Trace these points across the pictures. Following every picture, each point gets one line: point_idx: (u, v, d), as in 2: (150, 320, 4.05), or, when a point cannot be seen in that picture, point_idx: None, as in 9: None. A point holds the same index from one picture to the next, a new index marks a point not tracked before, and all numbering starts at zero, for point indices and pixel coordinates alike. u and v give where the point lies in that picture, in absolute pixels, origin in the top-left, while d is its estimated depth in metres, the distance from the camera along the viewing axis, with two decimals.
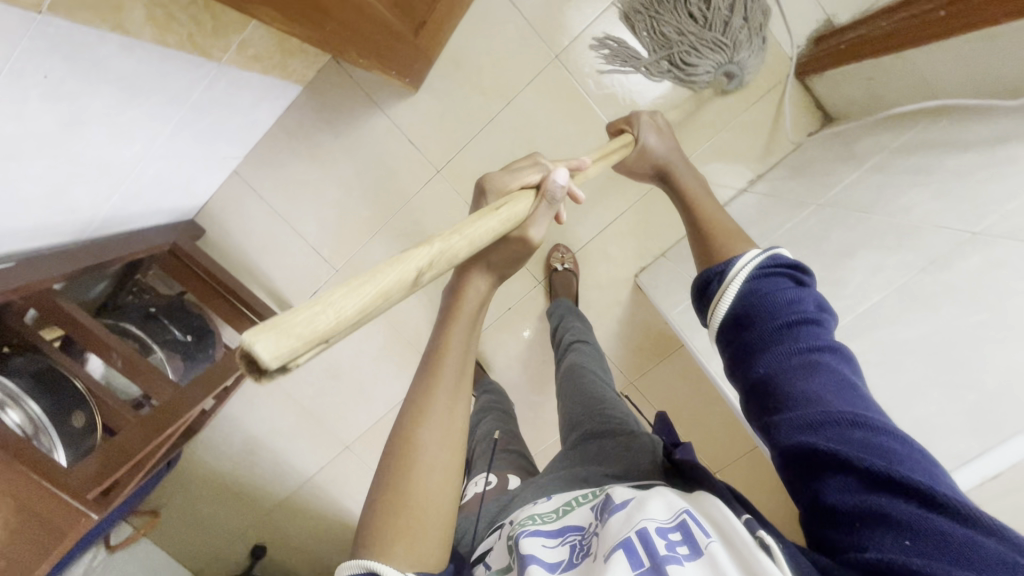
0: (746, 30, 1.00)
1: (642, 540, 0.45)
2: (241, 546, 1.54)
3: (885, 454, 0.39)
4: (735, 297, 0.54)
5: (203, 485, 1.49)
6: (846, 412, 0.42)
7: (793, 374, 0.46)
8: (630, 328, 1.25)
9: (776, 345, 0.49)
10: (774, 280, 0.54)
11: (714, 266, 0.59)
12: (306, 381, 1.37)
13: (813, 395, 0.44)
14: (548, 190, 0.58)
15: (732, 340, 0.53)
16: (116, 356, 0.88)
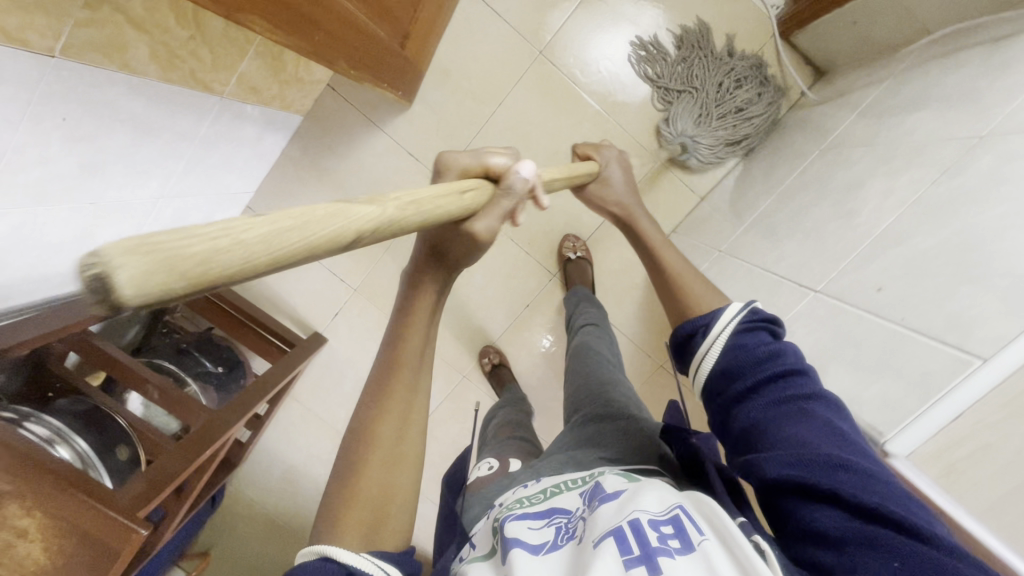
0: (729, 130, 1.12)
1: (633, 530, 0.45)
2: None
3: (867, 486, 0.43)
4: (723, 350, 0.60)
5: (249, 521, 1.50)
6: (829, 449, 0.46)
7: (779, 418, 0.50)
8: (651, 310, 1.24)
9: (762, 394, 0.53)
10: (756, 335, 0.60)
11: (699, 319, 0.65)
12: (338, 404, 1.39)
13: (798, 435, 0.48)
14: (507, 180, 0.46)
15: (722, 390, 0.58)
16: (153, 389, 0.90)
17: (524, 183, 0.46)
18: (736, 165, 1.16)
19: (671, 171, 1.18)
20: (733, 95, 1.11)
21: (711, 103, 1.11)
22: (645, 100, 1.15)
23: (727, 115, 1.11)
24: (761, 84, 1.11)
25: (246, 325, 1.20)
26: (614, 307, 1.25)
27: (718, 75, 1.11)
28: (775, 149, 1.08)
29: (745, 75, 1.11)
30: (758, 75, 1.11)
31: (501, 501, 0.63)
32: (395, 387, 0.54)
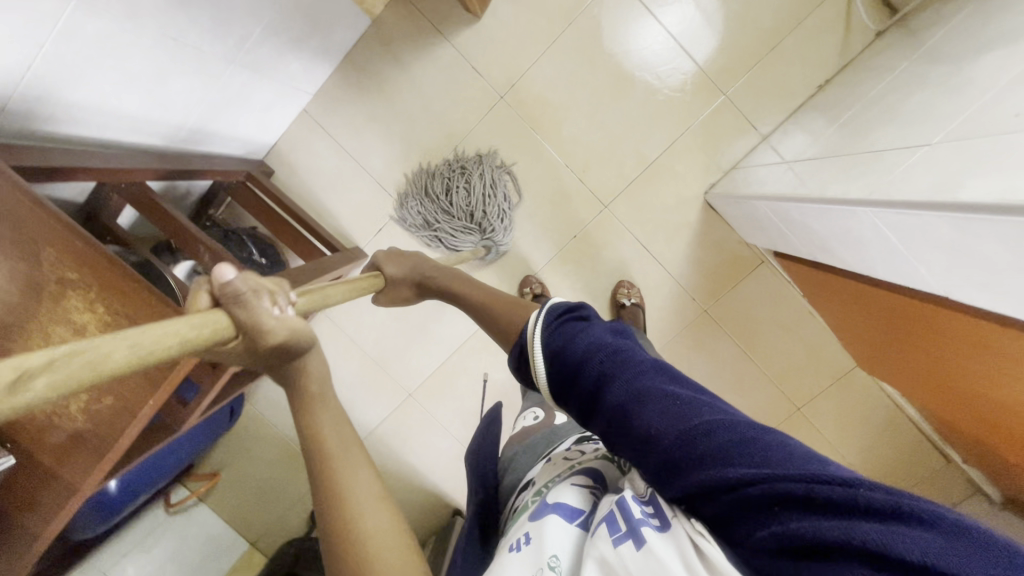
0: (500, 216, 1.21)
1: (619, 508, 0.42)
2: (300, 512, 1.48)
3: (728, 452, 0.39)
4: (548, 363, 0.55)
5: (265, 444, 1.46)
6: (679, 429, 0.42)
7: (625, 410, 0.46)
8: (702, 249, 1.22)
9: (604, 391, 0.49)
10: (571, 331, 0.55)
11: (519, 343, 0.60)
12: (369, 325, 1.35)
13: (648, 426, 0.44)
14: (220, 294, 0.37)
15: (569, 399, 0.53)
16: (203, 250, 0.89)
17: (235, 281, 0.37)
18: (801, 105, 1.15)
19: (734, 107, 1.17)
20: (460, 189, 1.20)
21: (466, 226, 1.20)
22: (715, 30, 1.14)
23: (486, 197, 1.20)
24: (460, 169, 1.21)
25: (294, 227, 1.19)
26: (662, 246, 1.23)
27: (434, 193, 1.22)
28: (848, 83, 1.06)
29: (444, 181, 1.21)
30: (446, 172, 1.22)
31: (538, 475, 0.59)
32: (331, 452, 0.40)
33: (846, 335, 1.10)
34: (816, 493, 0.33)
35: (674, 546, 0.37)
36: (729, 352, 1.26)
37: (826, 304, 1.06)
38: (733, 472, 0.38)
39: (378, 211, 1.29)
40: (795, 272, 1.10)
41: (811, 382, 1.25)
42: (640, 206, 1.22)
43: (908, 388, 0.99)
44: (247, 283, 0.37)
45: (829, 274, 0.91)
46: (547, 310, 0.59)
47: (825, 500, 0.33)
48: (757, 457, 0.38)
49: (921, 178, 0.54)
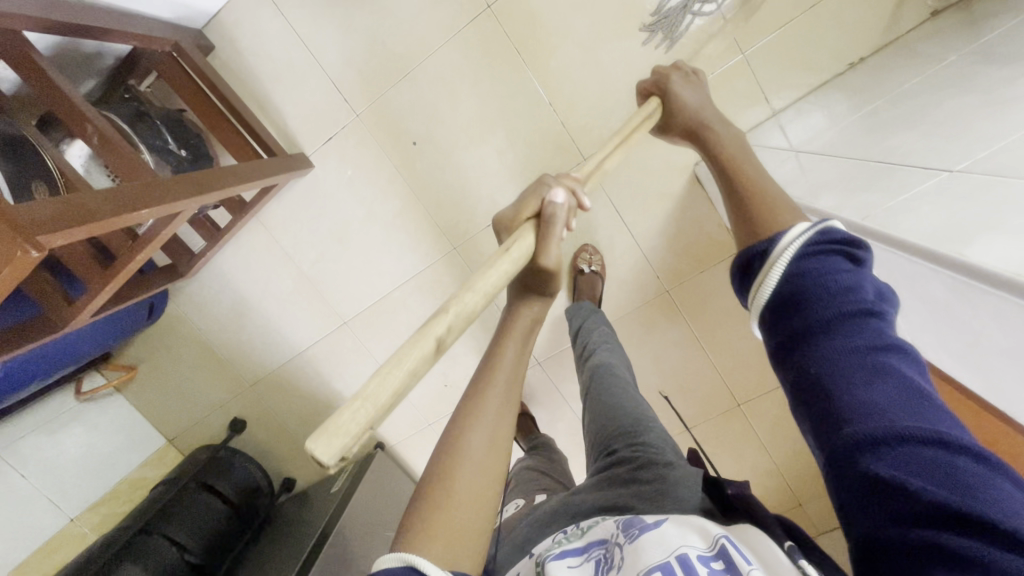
0: None
1: (680, 566, 0.55)
2: (221, 419, 1.44)
3: (979, 486, 0.31)
4: (779, 278, 0.45)
5: (187, 346, 1.37)
6: (925, 430, 0.33)
7: (851, 382, 0.38)
8: (679, 227, 1.11)
9: (833, 340, 0.40)
10: (826, 258, 0.44)
11: (756, 243, 0.49)
12: (308, 242, 1.22)
13: (870, 404, 0.36)
14: (549, 211, 0.58)
15: (778, 325, 0.44)
16: (93, 130, 0.75)
17: (560, 207, 0.59)
18: (821, 86, 1.00)
19: (748, 73, 1.01)
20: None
21: None
22: None
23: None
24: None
25: (228, 120, 1.04)
26: (637, 214, 1.12)
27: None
28: (879, 70, 0.91)
29: None
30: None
31: (539, 547, 0.72)
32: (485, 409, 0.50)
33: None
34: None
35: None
36: (681, 338, 1.20)
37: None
38: (949, 503, 0.31)
39: (330, 117, 1.13)
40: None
41: (755, 382, 1.20)
42: (623, 165, 1.09)
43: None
44: (563, 211, 0.59)
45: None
46: (815, 229, 0.45)
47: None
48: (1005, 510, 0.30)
49: (930, 212, 0.44)
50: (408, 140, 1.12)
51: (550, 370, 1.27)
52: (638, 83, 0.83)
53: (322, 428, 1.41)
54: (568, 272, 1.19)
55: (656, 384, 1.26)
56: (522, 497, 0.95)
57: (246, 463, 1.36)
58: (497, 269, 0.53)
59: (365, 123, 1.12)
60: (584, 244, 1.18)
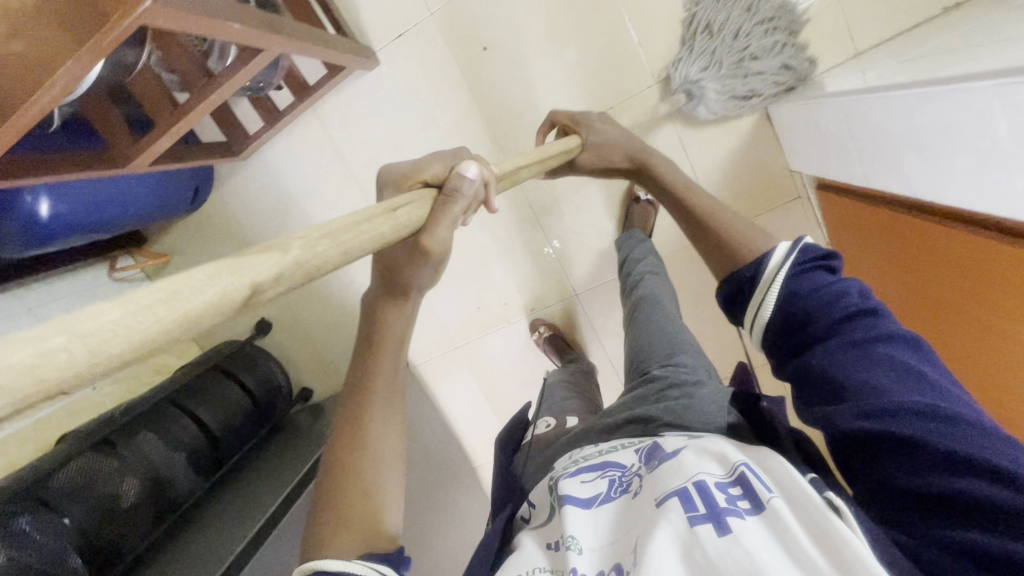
0: None
1: (698, 490, 0.48)
2: (247, 319, 1.44)
3: (948, 429, 0.40)
4: (775, 300, 0.58)
5: (224, 240, 1.37)
6: (904, 395, 0.43)
7: (844, 365, 0.47)
8: (740, 165, 1.10)
9: (830, 340, 0.50)
10: (812, 276, 0.57)
11: (749, 276, 0.63)
12: (362, 143, 1.22)
13: (862, 382, 0.45)
14: (456, 184, 0.57)
15: (785, 338, 0.56)
16: None
17: (469, 182, 0.57)
18: (912, 28, 0.97)
19: (837, 7, 0.99)
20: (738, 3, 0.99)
21: None
22: None
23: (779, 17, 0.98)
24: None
25: None
26: (701, 147, 1.10)
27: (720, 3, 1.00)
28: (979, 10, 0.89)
29: None
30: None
31: (558, 469, 0.66)
32: (374, 397, 0.59)
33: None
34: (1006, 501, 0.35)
35: (763, 530, 0.43)
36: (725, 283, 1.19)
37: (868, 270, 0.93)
38: (935, 450, 0.39)
39: (403, 13, 1.12)
40: (846, 233, 0.97)
41: None
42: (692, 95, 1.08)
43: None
44: (465, 189, 0.57)
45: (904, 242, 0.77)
46: (797, 249, 0.59)
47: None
48: (980, 451, 0.38)
49: None
50: (478, 45, 1.11)
51: (587, 302, 1.26)
52: (554, 117, 1.01)
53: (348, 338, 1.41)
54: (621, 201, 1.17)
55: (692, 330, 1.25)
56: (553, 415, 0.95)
57: (269, 361, 1.37)
58: (371, 225, 0.47)
59: (437, 23, 1.11)
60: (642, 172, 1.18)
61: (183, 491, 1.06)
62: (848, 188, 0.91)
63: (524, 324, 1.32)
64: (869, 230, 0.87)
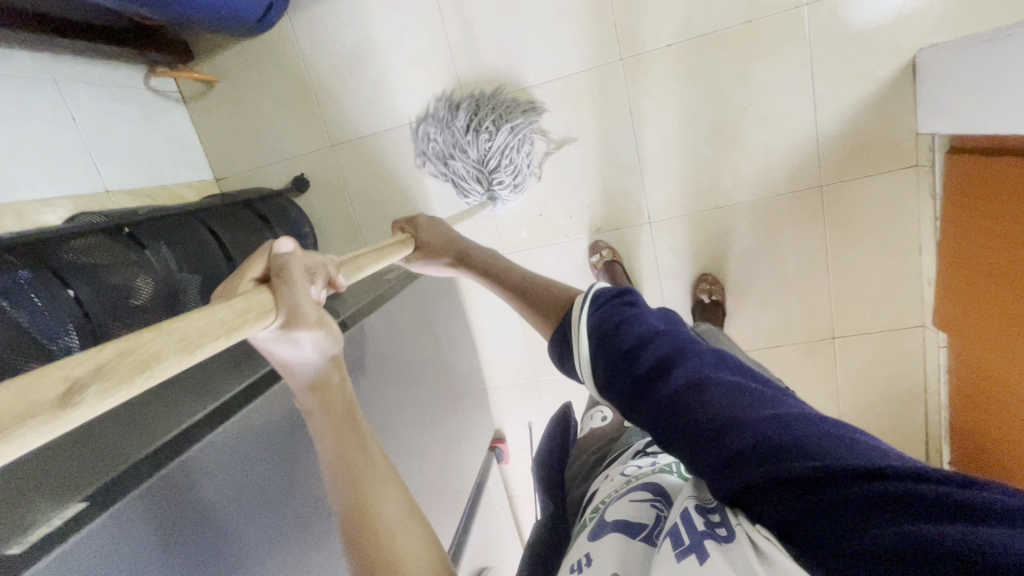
0: None
1: (685, 520, 0.43)
2: (283, 174, 1.31)
3: (792, 442, 0.38)
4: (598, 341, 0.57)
5: (281, 77, 1.24)
6: (736, 413, 0.42)
7: (684, 394, 0.46)
8: (865, 118, 1.02)
9: (665, 375, 0.48)
10: (621, 311, 0.59)
11: (569, 327, 0.62)
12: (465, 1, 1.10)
13: (712, 413, 0.43)
14: (283, 265, 0.51)
15: (621, 383, 0.52)
16: None
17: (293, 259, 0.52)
18: None
19: None
20: (468, 120, 1.11)
21: None
22: None
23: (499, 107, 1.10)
24: (477, 103, 1.12)
25: None
26: (832, 88, 1.02)
27: (454, 126, 1.12)
28: None
29: None
30: (443, 120, 1.13)
31: (598, 491, 0.69)
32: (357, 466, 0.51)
33: (965, 302, 0.98)
34: (909, 488, 0.31)
35: (725, 558, 0.36)
36: (807, 245, 1.12)
37: (993, 245, 0.89)
38: (808, 466, 0.35)
39: None
40: (974, 203, 0.92)
41: (863, 318, 1.14)
42: (838, 25, 0.99)
43: (1011, 358, 0.88)
44: (293, 265, 0.52)
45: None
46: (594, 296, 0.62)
47: (911, 496, 0.30)
48: (824, 451, 0.36)
49: None
50: None
51: (658, 234, 1.18)
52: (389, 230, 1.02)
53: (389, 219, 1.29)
54: (727, 132, 1.09)
55: (760, 288, 1.17)
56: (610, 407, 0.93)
57: (301, 220, 1.25)
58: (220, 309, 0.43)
59: None
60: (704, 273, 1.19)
61: None
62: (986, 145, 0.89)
63: (583, 244, 1.22)
64: (1013, 196, 0.82)
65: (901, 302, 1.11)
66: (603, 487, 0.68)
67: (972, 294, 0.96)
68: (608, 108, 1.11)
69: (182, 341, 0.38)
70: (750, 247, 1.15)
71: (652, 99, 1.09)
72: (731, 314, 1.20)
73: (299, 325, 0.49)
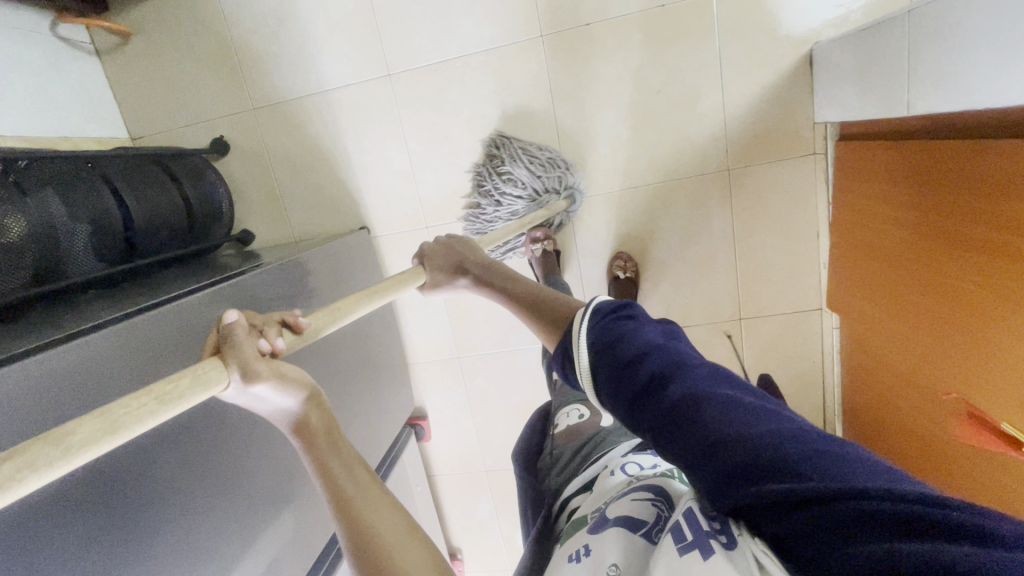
0: None
1: (688, 520, 0.44)
2: (202, 135, 1.26)
3: (791, 459, 0.37)
4: (595, 354, 0.56)
5: (200, 34, 1.20)
6: (739, 429, 0.41)
7: (681, 407, 0.45)
8: (769, 105, 1.07)
9: (661, 386, 0.48)
10: (617, 323, 0.57)
11: (567, 338, 0.61)
12: None
13: (709, 426, 0.42)
14: (231, 332, 0.52)
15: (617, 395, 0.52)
16: None
17: (236, 326, 0.53)
18: None
19: None
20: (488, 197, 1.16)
21: None
22: None
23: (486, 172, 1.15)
24: (477, 182, 1.17)
25: None
26: (738, 75, 1.07)
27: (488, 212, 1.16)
28: None
29: None
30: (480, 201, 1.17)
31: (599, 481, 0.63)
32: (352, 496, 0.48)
33: (850, 286, 1.04)
34: (904, 509, 0.31)
35: (727, 564, 0.37)
36: (719, 228, 1.17)
37: (882, 227, 0.93)
38: (802, 485, 0.35)
39: None
40: (865, 186, 0.97)
41: (768, 300, 1.19)
42: (742, 15, 1.04)
43: (896, 336, 0.92)
44: (235, 333, 0.52)
45: (944, 184, 0.77)
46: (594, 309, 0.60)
47: (900, 517, 0.31)
48: (820, 469, 0.36)
49: None
50: None
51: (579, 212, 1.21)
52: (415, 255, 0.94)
53: (311, 187, 1.27)
54: (643, 114, 1.12)
55: (675, 270, 1.21)
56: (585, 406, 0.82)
57: (215, 181, 1.21)
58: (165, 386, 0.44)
59: None
60: (618, 251, 1.22)
61: (77, 265, 0.89)
62: (870, 134, 0.95)
63: None
64: (895, 178, 0.88)
65: (803, 285, 1.17)
66: (607, 477, 0.63)
67: (857, 276, 1.02)
68: (530, 84, 1.13)
69: (99, 417, 0.39)
70: (665, 228, 1.19)
71: (572, 77, 1.12)
72: (648, 294, 1.24)
73: (250, 379, 0.49)
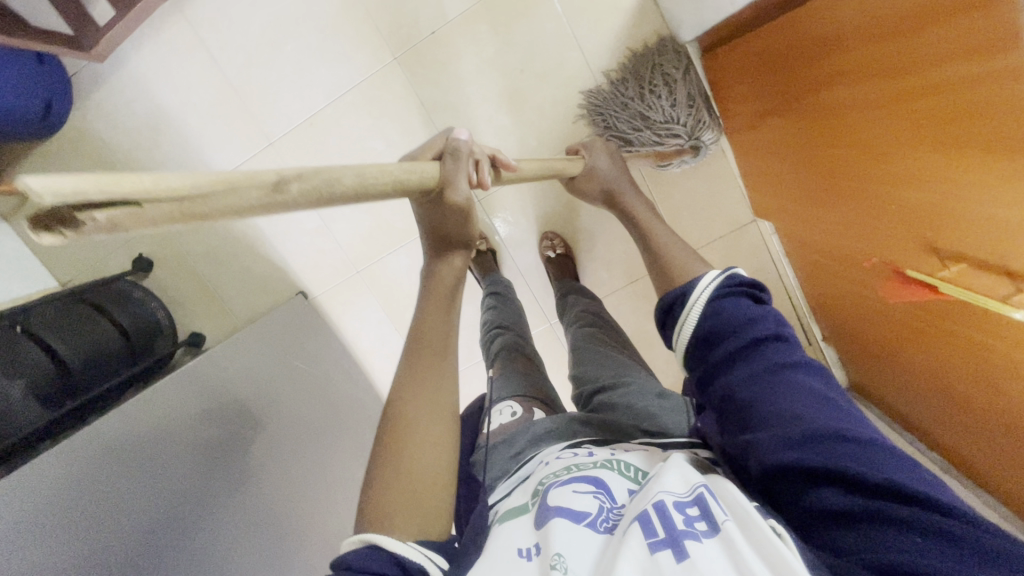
0: None
1: (659, 514, 0.45)
2: (125, 259, 1.29)
3: (852, 452, 0.43)
4: (697, 320, 0.60)
5: (91, 168, 1.24)
6: (816, 418, 0.46)
7: (758, 384, 0.51)
8: (630, 47, 1.08)
9: (746, 363, 0.53)
10: (733, 298, 0.60)
11: (679, 290, 0.66)
12: (235, 45, 1.13)
13: (781, 405, 0.48)
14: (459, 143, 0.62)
15: (702, 359, 0.58)
16: None
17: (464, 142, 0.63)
18: None
19: None
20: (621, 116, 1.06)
21: None
22: None
23: (643, 70, 1.04)
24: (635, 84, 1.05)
25: None
26: (590, 29, 1.08)
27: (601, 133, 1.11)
28: None
29: None
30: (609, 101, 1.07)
31: (535, 475, 0.57)
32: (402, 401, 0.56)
33: (764, 186, 1.03)
34: (934, 523, 0.38)
35: (721, 552, 0.41)
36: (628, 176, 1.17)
37: (768, 126, 0.92)
38: (855, 476, 0.42)
39: None
40: (738, 86, 0.96)
41: (700, 229, 1.19)
42: None
43: (821, 222, 0.89)
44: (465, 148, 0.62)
45: (810, 48, 0.74)
46: (724, 275, 0.63)
47: (929, 527, 0.37)
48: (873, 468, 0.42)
49: None
50: None
51: (494, 207, 1.22)
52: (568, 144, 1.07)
53: (240, 272, 1.29)
54: (518, 95, 1.13)
55: (603, 231, 1.21)
56: (519, 401, 0.73)
57: (148, 299, 1.24)
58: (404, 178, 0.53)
59: None
60: (545, 230, 1.23)
61: (24, 420, 0.89)
62: (725, 36, 0.96)
63: None
64: (764, 64, 0.86)
65: (728, 203, 1.16)
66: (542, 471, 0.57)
67: (766, 176, 1.01)
68: (403, 107, 1.15)
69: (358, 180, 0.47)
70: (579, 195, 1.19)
71: (438, 87, 1.13)
72: (587, 263, 1.24)
73: (451, 192, 0.59)
